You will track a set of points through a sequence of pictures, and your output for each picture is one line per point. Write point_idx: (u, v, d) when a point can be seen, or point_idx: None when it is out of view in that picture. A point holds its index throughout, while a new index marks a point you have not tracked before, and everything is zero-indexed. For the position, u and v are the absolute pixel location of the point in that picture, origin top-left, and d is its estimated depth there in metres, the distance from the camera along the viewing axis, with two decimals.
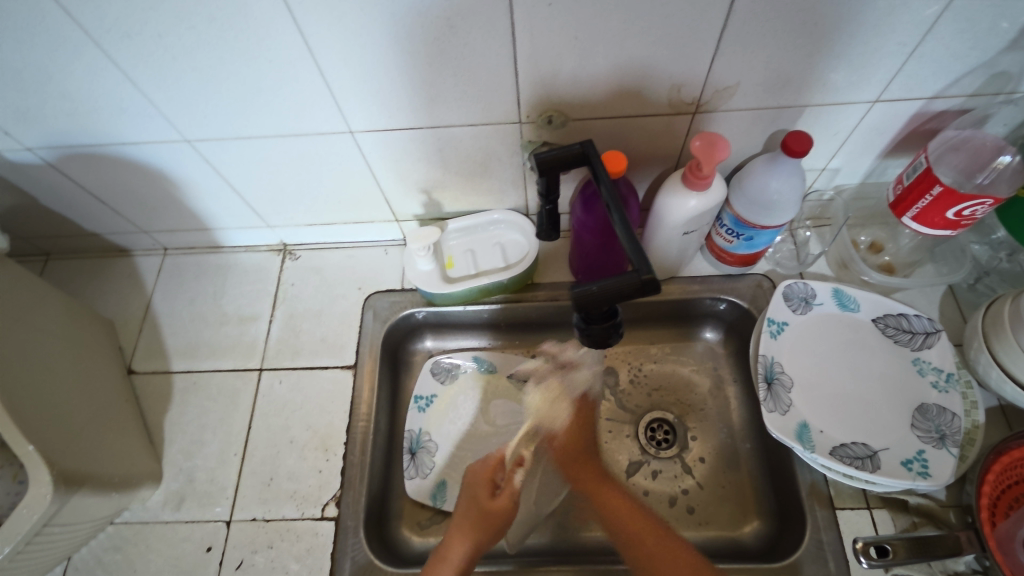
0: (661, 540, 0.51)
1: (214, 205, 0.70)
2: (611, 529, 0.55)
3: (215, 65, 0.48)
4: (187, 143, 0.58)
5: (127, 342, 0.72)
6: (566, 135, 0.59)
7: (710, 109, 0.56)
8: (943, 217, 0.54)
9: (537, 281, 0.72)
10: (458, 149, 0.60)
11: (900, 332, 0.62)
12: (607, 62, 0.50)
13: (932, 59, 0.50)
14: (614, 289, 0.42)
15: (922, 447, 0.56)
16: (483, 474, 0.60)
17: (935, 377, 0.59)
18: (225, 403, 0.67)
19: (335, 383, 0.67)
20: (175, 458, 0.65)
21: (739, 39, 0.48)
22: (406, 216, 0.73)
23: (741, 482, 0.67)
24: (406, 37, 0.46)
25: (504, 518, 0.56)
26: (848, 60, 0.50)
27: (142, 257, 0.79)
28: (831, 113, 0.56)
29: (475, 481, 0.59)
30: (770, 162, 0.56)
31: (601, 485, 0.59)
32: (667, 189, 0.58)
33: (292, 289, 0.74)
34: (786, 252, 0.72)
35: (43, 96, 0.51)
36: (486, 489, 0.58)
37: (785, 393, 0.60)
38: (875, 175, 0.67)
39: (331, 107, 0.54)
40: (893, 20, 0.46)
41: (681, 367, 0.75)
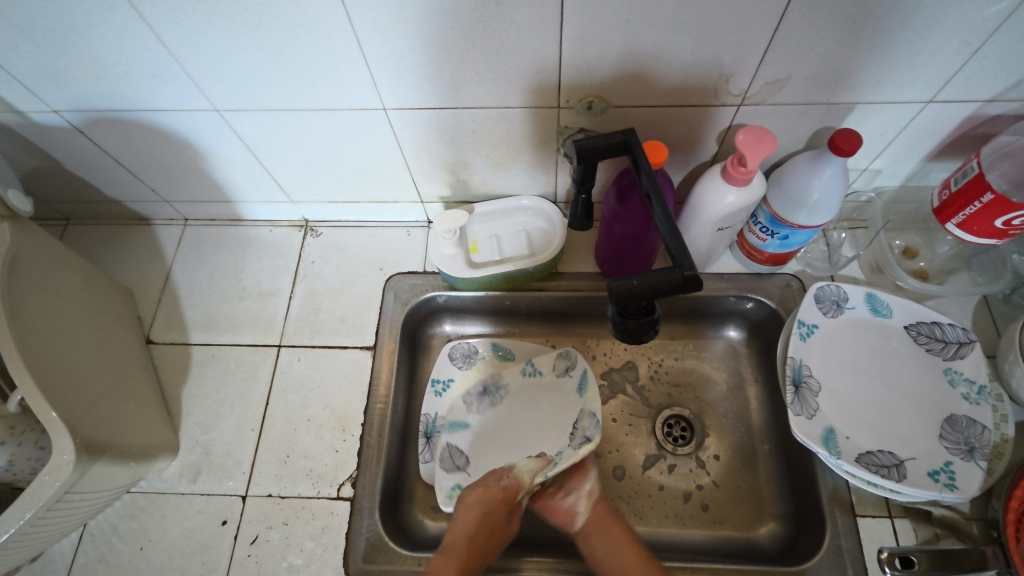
0: None
1: (239, 178, 0.69)
2: None
3: (251, 32, 0.47)
4: (216, 112, 0.57)
5: (146, 312, 0.72)
6: (605, 123, 0.57)
7: (757, 102, 0.54)
8: (991, 226, 0.53)
9: (561, 271, 0.71)
10: (492, 132, 0.59)
11: (932, 341, 0.60)
12: (656, 48, 0.48)
13: (995, 60, 0.48)
14: (655, 284, 0.41)
15: (950, 459, 0.55)
16: (499, 497, 0.58)
17: (966, 389, 0.57)
18: (243, 377, 0.67)
19: (354, 363, 0.67)
20: (193, 431, 0.65)
21: (797, 30, 0.46)
22: (432, 198, 0.71)
23: (756, 483, 0.66)
24: (451, 11, 0.44)
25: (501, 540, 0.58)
26: (908, 57, 0.48)
27: (162, 227, 0.78)
28: (881, 112, 0.55)
29: (492, 508, 0.57)
30: (816, 160, 0.54)
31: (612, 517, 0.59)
32: (705, 183, 0.56)
33: (312, 267, 0.73)
34: (818, 253, 0.70)
35: (73, 57, 0.50)
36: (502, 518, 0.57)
37: (812, 397, 0.59)
38: (917, 178, 0.65)
39: (366, 81, 0.52)
40: (960, 17, 0.44)
41: (701, 364, 0.74)
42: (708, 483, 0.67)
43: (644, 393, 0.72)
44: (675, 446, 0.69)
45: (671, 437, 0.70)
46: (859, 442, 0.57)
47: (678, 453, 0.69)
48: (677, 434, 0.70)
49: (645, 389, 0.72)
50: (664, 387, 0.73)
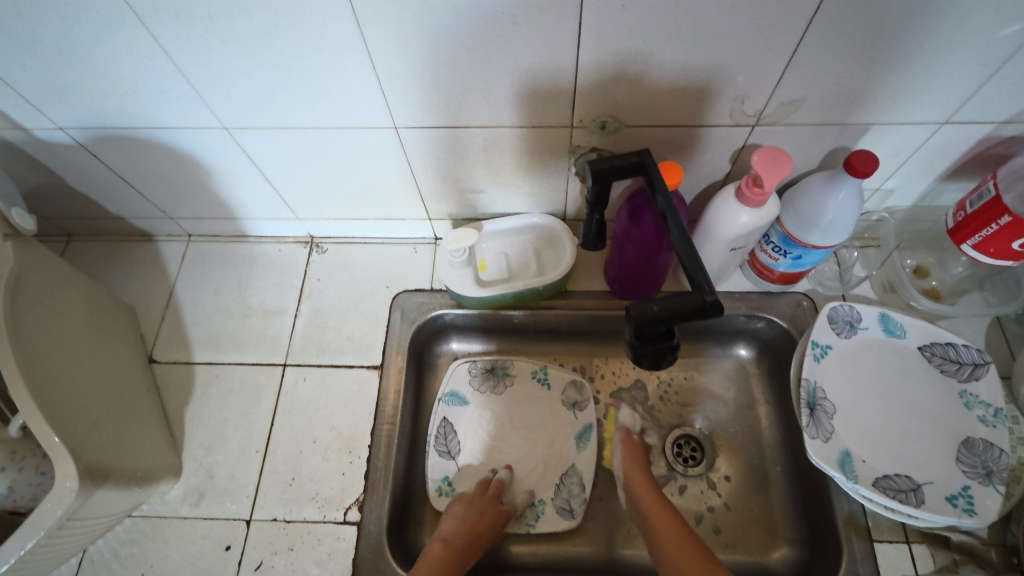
0: None
1: (245, 196, 0.68)
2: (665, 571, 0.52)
3: (264, 52, 0.46)
4: (225, 131, 0.56)
5: (148, 330, 0.71)
6: (618, 142, 0.57)
7: (772, 123, 0.54)
8: (1008, 248, 0.52)
9: (570, 289, 0.70)
10: (503, 151, 0.59)
11: (946, 362, 0.59)
12: (672, 68, 0.48)
13: (1011, 83, 0.47)
14: (677, 308, 0.41)
15: (968, 483, 0.54)
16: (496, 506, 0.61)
17: (982, 411, 0.56)
18: (248, 398, 0.66)
19: (360, 383, 0.66)
20: (195, 453, 0.63)
21: (814, 52, 0.46)
22: (439, 215, 0.71)
23: (769, 505, 0.65)
24: (467, 31, 0.44)
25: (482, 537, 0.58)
26: (926, 78, 0.48)
27: (165, 243, 0.77)
28: (895, 133, 0.54)
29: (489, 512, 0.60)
30: (830, 181, 0.54)
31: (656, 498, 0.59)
32: (720, 203, 0.56)
33: (318, 285, 0.72)
34: (829, 272, 0.69)
35: (81, 75, 0.50)
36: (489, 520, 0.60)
37: (827, 419, 0.58)
38: (929, 198, 0.65)
39: (378, 100, 0.51)
40: (979, 41, 0.44)
41: (711, 383, 0.73)
42: (720, 506, 0.66)
43: (653, 413, 0.71)
44: (686, 467, 0.68)
45: (682, 458, 0.69)
46: (875, 465, 0.57)
47: (688, 474, 0.68)
48: (688, 454, 0.69)
49: (655, 409, 0.71)
50: (674, 406, 0.72)
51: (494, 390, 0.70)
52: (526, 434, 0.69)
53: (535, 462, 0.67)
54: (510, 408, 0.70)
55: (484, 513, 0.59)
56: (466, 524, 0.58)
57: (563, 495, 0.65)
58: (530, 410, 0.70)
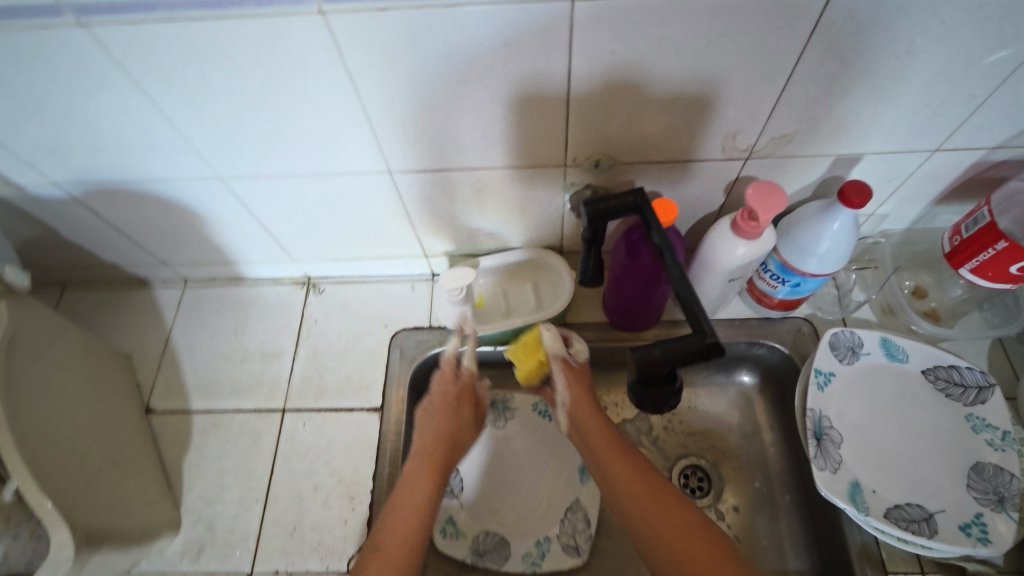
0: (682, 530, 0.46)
1: (241, 241, 0.68)
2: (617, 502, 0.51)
3: (257, 106, 0.47)
4: (219, 181, 0.56)
5: (145, 379, 0.70)
6: (612, 178, 0.57)
7: (764, 156, 0.54)
8: (1006, 272, 0.52)
9: (569, 321, 0.70)
10: (497, 190, 0.59)
11: (951, 385, 0.59)
12: (663, 108, 0.48)
13: (1000, 111, 0.48)
14: (678, 352, 0.41)
15: (980, 511, 0.53)
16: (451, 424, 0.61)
17: (990, 435, 0.56)
18: (247, 445, 0.65)
19: (360, 426, 0.65)
20: (195, 505, 0.62)
21: (803, 88, 0.46)
22: (436, 253, 0.71)
23: (779, 536, 0.64)
24: (458, 80, 0.44)
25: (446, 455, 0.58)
26: (915, 109, 0.48)
27: (160, 289, 0.77)
28: (887, 161, 0.55)
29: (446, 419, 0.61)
30: (823, 211, 0.54)
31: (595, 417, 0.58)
32: (716, 235, 0.56)
33: (315, 326, 0.72)
34: (828, 297, 0.69)
35: (74, 133, 0.50)
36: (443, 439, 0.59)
37: (834, 448, 0.57)
38: (924, 221, 0.65)
39: (372, 147, 0.52)
40: (964, 73, 0.45)
41: (715, 410, 0.72)
42: (730, 538, 0.65)
43: (658, 443, 0.71)
44: (693, 499, 0.67)
45: (689, 489, 0.68)
46: (886, 495, 0.56)
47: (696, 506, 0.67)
48: (694, 485, 0.68)
49: (659, 440, 0.71)
50: (679, 435, 0.71)
51: (495, 424, 0.71)
52: (529, 469, 0.68)
53: (539, 497, 0.66)
54: (512, 445, 0.69)
55: (449, 402, 0.62)
56: (433, 430, 0.59)
57: (569, 530, 0.64)
58: (531, 445, 0.69)
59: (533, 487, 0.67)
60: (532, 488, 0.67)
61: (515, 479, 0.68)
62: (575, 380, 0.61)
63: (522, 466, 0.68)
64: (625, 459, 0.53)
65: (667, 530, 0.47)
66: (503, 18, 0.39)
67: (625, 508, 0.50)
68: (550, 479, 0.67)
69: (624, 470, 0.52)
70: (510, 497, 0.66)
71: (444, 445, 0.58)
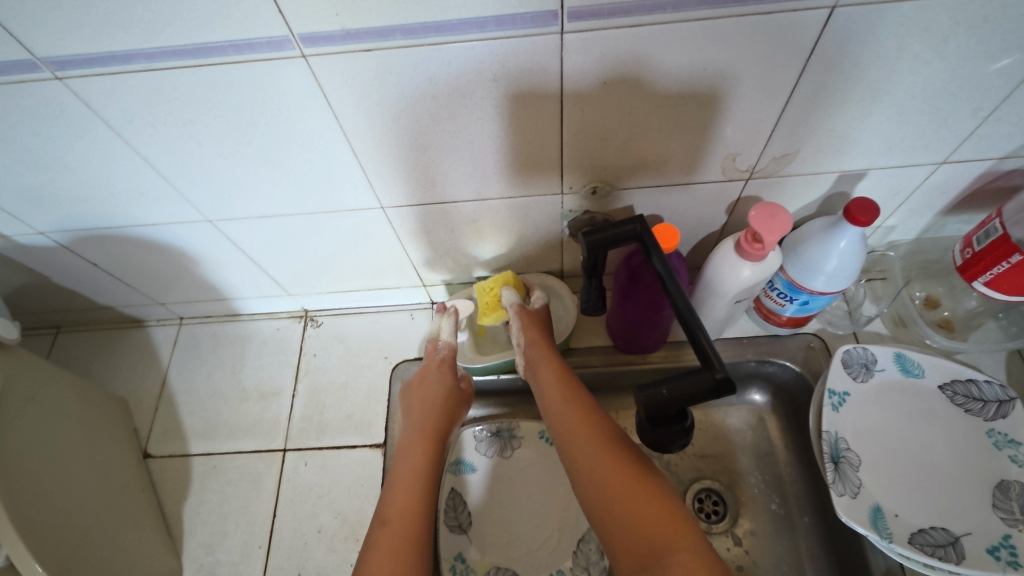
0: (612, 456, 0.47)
1: (235, 278, 0.67)
2: (555, 429, 0.52)
3: (243, 150, 0.46)
4: (208, 223, 0.55)
5: (143, 422, 0.69)
6: (611, 204, 0.56)
7: (766, 175, 0.53)
8: (1022, 285, 0.51)
9: (573, 346, 0.69)
10: (493, 219, 0.57)
11: (970, 401, 0.57)
12: (659, 132, 0.47)
13: (1008, 122, 0.47)
14: (688, 390, 0.39)
15: (1009, 532, 0.50)
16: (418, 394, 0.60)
17: (1013, 451, 0.53)
18: (248, 488, 0.63)
19: (363, 464, 0.63)
20: (196, 553, 0.60)
21: (804, 106, 0.45)
22: (434, 282, 0.69)
23: (799, 561, 0.62)
24: (446, 115, 0.43)
25: (437, 424, 0.57)
26: (921, 122, 0.47)
27: (156, 327, 0.75)
28: (893, 175, 0.53)
29: (428, 387, 0.60)
30: (830, 228, 0.52)
31: (547, 356, 0.58)
32: (720, 257, 0.54)
33: (314, 361, 0.71)
34: (838, 311, 0.68)
35: (58, 183, 0.49)
36: (419, 408, 0.59)
37: (853, 472, 0.56)
38: (933, 231, 0.63)
39: (363, 184, 0.50)
40: (970, 85, 0.43)
41: (727, 430, 0.70)
42: (749, 564, 0.63)
43: (670, 467, 0.69)
44: (709, 524, 0.65)
45: (704, 514, 0.66)
46: (910, 519, 0.54)
47: (712, 531, 0.65)
48: (710, 509, 0.66)
49: (671, 463, 0.69)
50: (691, 458, 0.69)
51: (501, 453, 0.68)
52: (537, 500, 0.66)
53: (550, 530, 0.64)
54: (519, 474, 0.67)
55: (434, 378, 0.60)
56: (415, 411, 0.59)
57: (582, 562, 0.62)
58: (539, 474, 0.67)
59: (542, 518, 0.65)
60: (540, 518, 0.65)
61: (523, 511, 0.66)
62: (530, 323, 0.60)
63: (528, 496, 0.66)
64: (566, 388, 0.54)
65: (594, 450, 0.48)
66: (492, 53, 0.38)
67: (566, 436, 0.51)
68: (559, 508, 0.66)
69: (575, 404, 0.52)
70: (519, 530, 0.65)
71: (434, 410, 0.58)
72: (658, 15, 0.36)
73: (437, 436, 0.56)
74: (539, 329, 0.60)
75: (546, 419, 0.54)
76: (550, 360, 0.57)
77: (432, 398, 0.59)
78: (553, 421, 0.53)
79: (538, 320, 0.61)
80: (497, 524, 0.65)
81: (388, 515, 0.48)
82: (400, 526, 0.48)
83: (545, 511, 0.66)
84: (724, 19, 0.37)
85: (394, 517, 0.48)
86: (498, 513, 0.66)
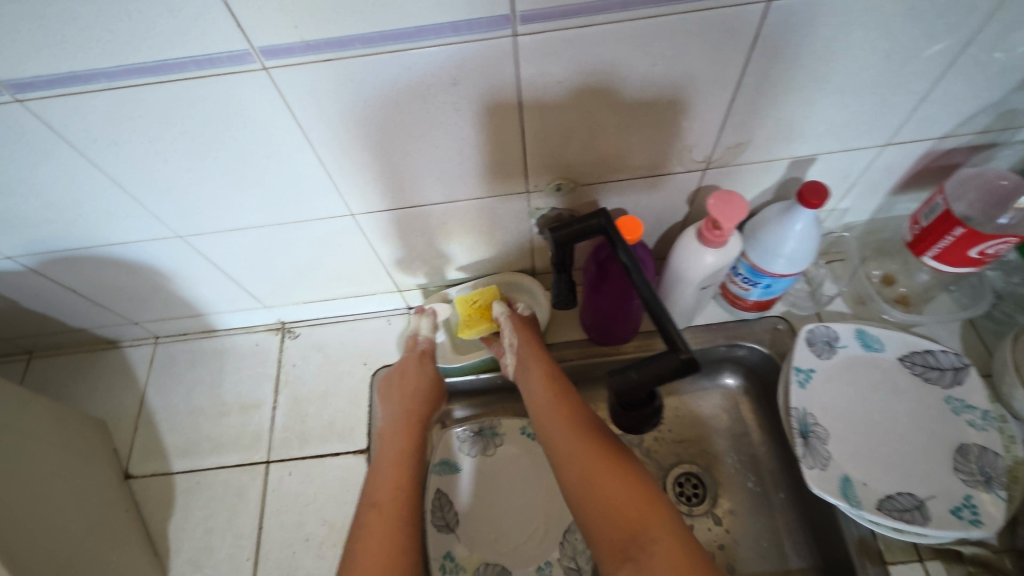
0: (599, 453, 0.49)
1: (210, 293, 0.67)
2: (543, 428, 0.54)
3: (209, 164, 0.46)
4: (179, 238, 0.55)
5: (122, 443, 0.68)
6: (576, 200, 0.57)
7: (722, 165, 0.55)
8: (967, 256, 0.53)
9: (549, 342, 0.70)
10: (463, 221, 0.59)
11: (928, 370, 0.59)
12: (617, 128, 0.49)
13: (942, 103, 0.49)
14: (653, 373, 0.40)
15: (969, 492, 0.53)
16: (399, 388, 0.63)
17: (970, 415, 0.56)
18: (232, 502, 0.63)
19: (347, 470, 0.63)
20: (183, 570, 0.60)
21: (751, 97, 0.47)
22: (410, 286, 0.70)
23: (777, 536, 0.64)
24: (409, 121, 0.44)
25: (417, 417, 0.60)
26: (862, 107, 0.49)
27: (131, 348, 0.75)
28: (842, 159, 0.56)
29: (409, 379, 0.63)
30: (785, 212, 0.55)
31: (532, 356, 0.60)
32: (683, 246, 0.56)
33: (294, 371, 0.71)
34: (801, 293, 0.70)
35: (23, 206, 0.49)
36: (400, 407, 0.61)
37: (822, 445, 0.58)
38: (884, 211, 0.66)
39: (332, 192, 0.51)
40: (904, 70, 0.46)
41: (703, 414, 0.72)
42: (730, 543, 0.64)
43: (650, 454, 0.71)
44: (690, 506, 0.67)
45: (685, 497, 0.67)
46: (877, 486, 0.56)
47: (694, 513, 0.66)
48: (690, 492, 0.68)
49: (651, 450, 0.71)
50: (669, 443, 0.71)
51: (484, 451, 0.69)
52: (522, 494, 0.67)
53: (535, 523, 0.66)
54: (503, 470, 0.68)
55: (416, 374, 0.63)
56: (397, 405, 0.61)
57: (569, 553, 0.63)
58: (522, 469, 0.69)
59: (527, 512, 0.66)
60: (525, 511, 0.66)
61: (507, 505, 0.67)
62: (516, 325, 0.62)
63: (512, 490, 0.68)
64: (553, 387, 0.56)
65: (579, 447, 0.50)
66: (448, 59, 0.39)
67: (551, 435, 0.53)
68: (543, 500, 0.67)
69: (562, 403, 0.54)
70: (505, 525, 0.66)
71: (412, 403, 0.61)
72: (606, 16, 0.38)
73: (416, 429, 0.59)
74: (525, 330, 0.62)
75: (532, 416, 0.57)
76: (536, 359, 0.59)
77: (411, 390, 0.62)
78: (541, 421, 0.55)
79: (522, 321, 0.63)
80: (484, 521, 0.66)
81: (375, 509, 0.52)
82: (383, 517, 0.51)
83: (530, 505, 0.67)
84: (668, 17, 0.39)
85: (380, 509, 0.52)
86: (483, 509, 0.67)
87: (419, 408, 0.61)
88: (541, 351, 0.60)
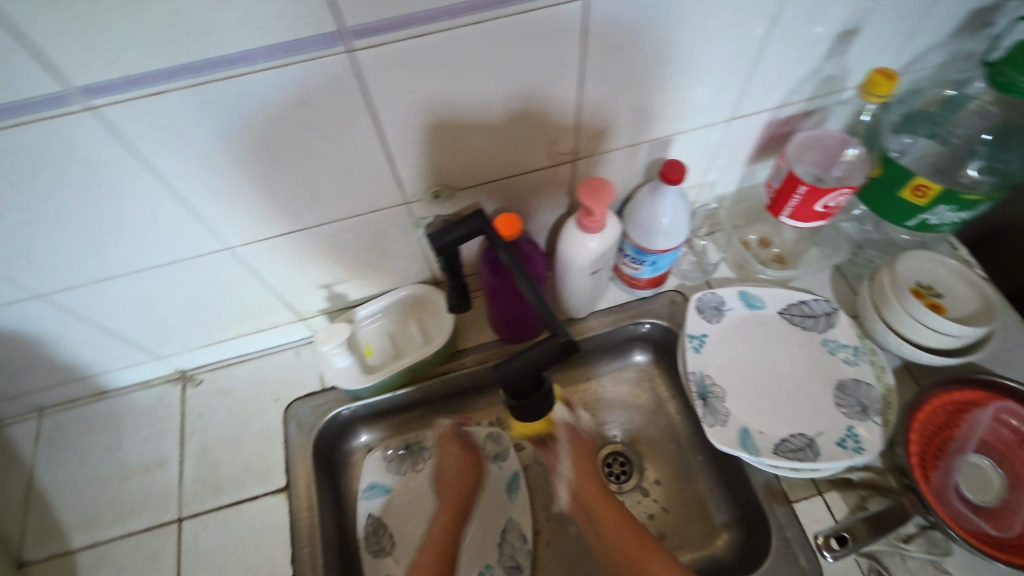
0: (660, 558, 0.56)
1: (92, 352, 0.63)
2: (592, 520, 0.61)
3: (56, 214, 0.44)
4: (42, 297, 0.52)
5: (10, 530, 0.62)
6: (459, 205, 0.58)
7: (589, 154, 0.58)
8: (814, 211, 0.59)
9: (461, 348, 0.71)
10: (350, 240, 0.58)
11: (805, 318, 0.66)
12: (481, 133, 0.50)
13: (769, 77, 0.55)
14: (537, 358, 0.42)
15: (851, 424, 0.58)
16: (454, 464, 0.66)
17: (845, 353, 0.63)
18: (144, 569, 0.59)
19: (268, 512, 0.61)
20: None
21: (599, 89, 0.50)
22: (312, 313, 0.69)
23: (700, 496, 0.68)
24: (266, 147, 0.44)
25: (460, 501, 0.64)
26: (701, 89, 0.54)
27: (13, 425, 0.69)
28: (697, 137, 0.60)
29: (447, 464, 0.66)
30: (654, 191, 0.58)
31: (584, 457, 0.65)
32: (566, 235, 0.58)
33: (200, 421, 0.68)
34: (689, 265, 0.74)
35: None
36: (447, 492, 0.64)
37: (720, 404, 0.62)
38: (748, 179, 0.72)
39: (202, 228, 0.50)
40: (728, 52, 0.50)
41: (621, 394, 0.75)
42: (659, 511, 0.68)
43: None
44: (619, 483, 0.70)
45: (613, 476, 0.70)
46: (772, 433, 0.60)
47: (623, 489, 0.69)
48: (618, 470, 0.71)
49: None
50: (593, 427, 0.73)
51: (415, 467, 0.69)
52: None
53: (473, 529, 0.66)
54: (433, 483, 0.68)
55: (461, 459, 0.66)
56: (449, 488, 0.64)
57: (509, 552, 0.64)
58: None
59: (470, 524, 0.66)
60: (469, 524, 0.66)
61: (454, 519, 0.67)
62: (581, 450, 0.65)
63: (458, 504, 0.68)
64: (593, 480, 0.63)
65: (617, 533, 0.59)
66: (290, 81, 0.40)
67: (600, 528, 0.60)
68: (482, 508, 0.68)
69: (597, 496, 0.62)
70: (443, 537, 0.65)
71: (454, 486, 0.64)
72: (437, 25, 0.39)
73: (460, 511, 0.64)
74: (580, 458, 0.65)
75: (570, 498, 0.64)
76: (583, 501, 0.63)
77: (458, 481, 0.65)
78: (588, 519, 0.62)
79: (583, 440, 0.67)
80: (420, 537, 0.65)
81: None
82: None
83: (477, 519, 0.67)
84: (497, 22, 0.41)
85: None
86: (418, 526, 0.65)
87: (465, 494, 0.64)
88: (592, 490, 0.62)
